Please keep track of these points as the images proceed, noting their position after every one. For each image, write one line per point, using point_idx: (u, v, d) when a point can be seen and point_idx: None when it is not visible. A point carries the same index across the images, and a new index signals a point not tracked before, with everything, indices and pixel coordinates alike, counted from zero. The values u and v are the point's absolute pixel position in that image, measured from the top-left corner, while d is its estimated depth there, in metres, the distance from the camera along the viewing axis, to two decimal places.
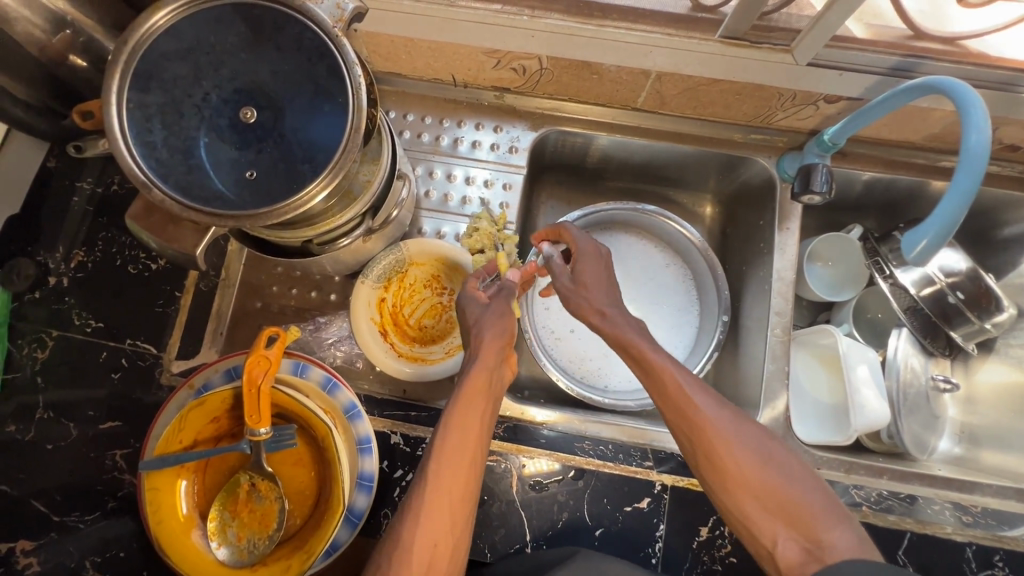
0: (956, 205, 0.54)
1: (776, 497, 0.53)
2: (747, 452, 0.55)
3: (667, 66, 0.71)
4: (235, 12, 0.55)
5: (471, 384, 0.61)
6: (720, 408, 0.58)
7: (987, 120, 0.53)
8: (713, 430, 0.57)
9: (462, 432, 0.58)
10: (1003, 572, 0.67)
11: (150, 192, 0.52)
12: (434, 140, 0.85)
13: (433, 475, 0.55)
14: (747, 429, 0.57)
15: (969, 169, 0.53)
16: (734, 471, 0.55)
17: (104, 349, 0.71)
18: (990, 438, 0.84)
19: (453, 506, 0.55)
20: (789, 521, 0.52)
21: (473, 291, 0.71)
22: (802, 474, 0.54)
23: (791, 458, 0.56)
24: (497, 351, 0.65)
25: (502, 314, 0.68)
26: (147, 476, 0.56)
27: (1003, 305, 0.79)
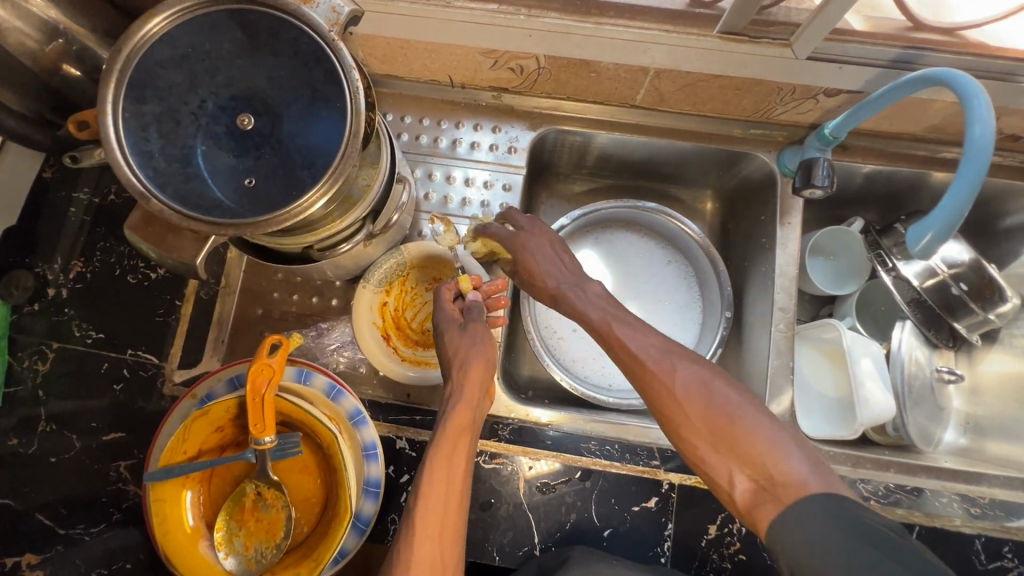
0: (961, 200, 0.54)
1: (723, 436, 0.51)
2: (692, 394, 0.54)
3: (665, 63, 0.71)
4: (230, 17, 0.55)
5: (453, 425, 0.60)
6: (660, 352, 0.57)
7: (991, 111, 0.53)
8: (655, 376, 0.56)
9: (446, 475, 0.57)
10: (1013, 563, 0.66)
11: (148, 202, 0.51)
12: (432, 142, 0.84)
13: (417, 522, 0.55)
14: (693, 369, 0.55)
15: (974, 161, 0.53)
16: (681, 416, 0.53)
17: (104, 360, 0.71)
18: (995, 428, 0.84)
19: (441, 554, 0.54)
20: (740, 458, 0.50)
21: (447, 311, 0.70)
22: (750, 406, 0.52)
23: (737, 392, 0.53)
24: (480, 386, 0.64)
25: (480, 341, 0.66)
26: (153, 488, 0.56)
27: (1007, 295, 0.79)
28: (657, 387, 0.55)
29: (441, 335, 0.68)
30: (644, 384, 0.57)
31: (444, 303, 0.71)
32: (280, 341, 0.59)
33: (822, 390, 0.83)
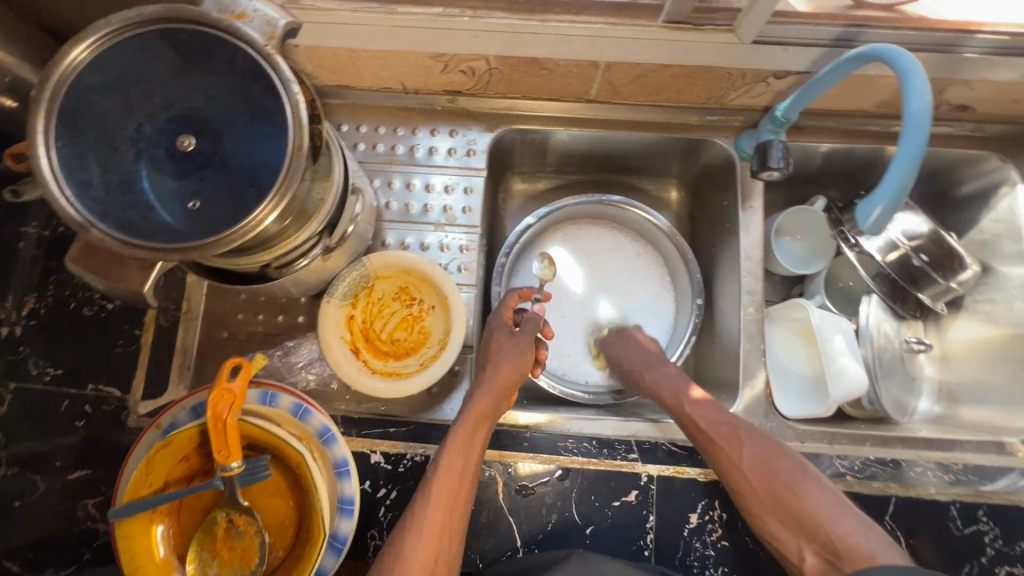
0: (905, 171, 0.55)
1: (791, 510, 0.60)
2: (759, 474, 0.62)
3: (614, 56, 0.71)
4: (160, 37, 0.53)
5: (476, 413, 0.66)
6: (733, 426, 0.66)
7: (924, 83, 0.54)
8: (724, 447, 0.65)
9: (464, 455, 0.63)
10: (989, 526, 0.67)
11: (88, 232, 0.50)
12: (389, 149, 0.83)
13: (434, 490, 0.60)
14: (763, 446, 0.65)
15: (914, 136, 0.54)
16: (750, 493, 0.62)
17: (65, 397, 0.69)
18: (967, 394, 0.85)
19: (451, 523, 0.60)
20: (808, 529, 0.59)
21: (502, 317, 0.77)
22: (814, 486, 0.61)
23: (801, 470, 0.62)
24: (507, 386, 0.69)
25: (523, 349, 0.73)
26: (119, 525, 0.54)
27: (967, 263, 0.81)
28: (727, 457, 0.64)
29: (490, 338, 0.75)
30: (713, 451, 0.65)
31: (503, 310, 0.78)
32: (240, 363, 0.58)
33: (799, 369, 0.83)
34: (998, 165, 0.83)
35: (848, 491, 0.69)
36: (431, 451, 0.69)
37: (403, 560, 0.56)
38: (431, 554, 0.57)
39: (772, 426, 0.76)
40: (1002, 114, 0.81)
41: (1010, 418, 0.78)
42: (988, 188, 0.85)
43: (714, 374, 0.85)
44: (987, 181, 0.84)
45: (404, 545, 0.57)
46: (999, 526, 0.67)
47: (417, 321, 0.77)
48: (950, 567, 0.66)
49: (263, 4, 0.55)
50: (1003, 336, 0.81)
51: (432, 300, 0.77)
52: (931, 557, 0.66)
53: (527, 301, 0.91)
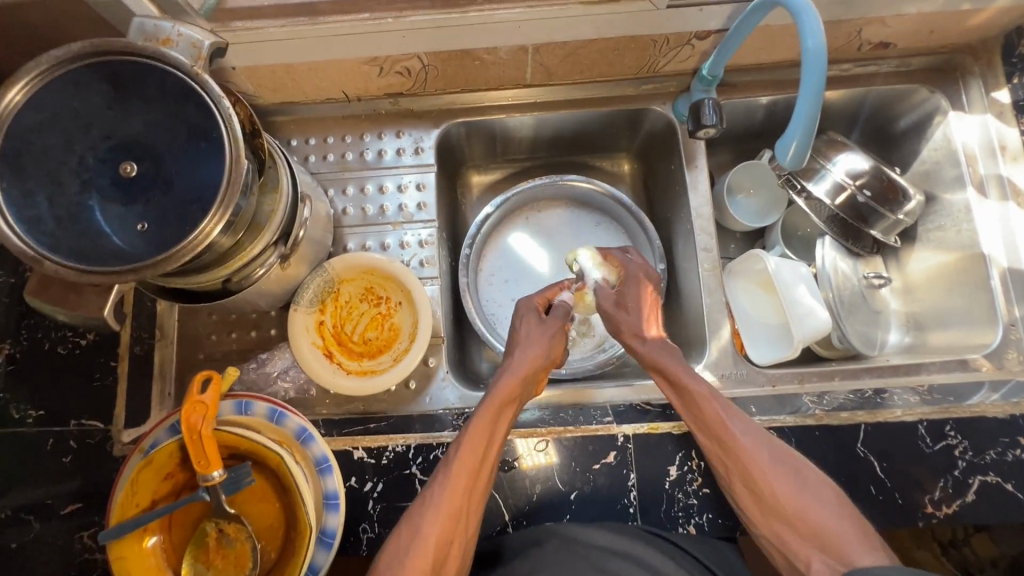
0: (810, 104, 0.60)
1: (808, 523, 0.58)
2: (778, 477, 0.60)
3: (540, 38, 0.73)
4: (92, 71, 0.55)
5: (501, 397, 0.66)
6: (755, 434, 0.63)
7: (818, 21, 0.58)
8: (748, 456, 0.62)
9: (486, 438, 0.63)
10: (958, 440, 0.69)
11: (42, 265, 0.52)
12: (340, 158, 0.85)
13: (453, 473, 0.61)
14: (775, 451, 0.62)
15: (812, 72, 0.59)
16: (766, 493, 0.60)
17: (50, 436, 0.69)
18: (932, 320, 0.86)
19: (467, 504, 0.61)
20: (817, 540, 0.57)
21: (534, 300, 0.77)
22: (829, 498, 0.59)
23: (823, 485, 0.60)
24: (535, 370, 0.70)
25: (553, 335, 0.73)
26: (111, 547, 0.56)
27: (910, 194, 0.82)
28: (747, 466, 0.61)
29: (519, 323, 0.75)
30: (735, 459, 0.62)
31: (534, 296, 0.78)
32: (210, 376, 0.61)
33: (765, 319, 0.84)
34: (928, 96, 0.85)
35: (819, 426, 0.70)
36: (411, 440, 0.70)
37: (415, 541, 0.57)
38: (444, 536, 0.58)
39: (742, 373, 0.78)
40: (923, 46, 0.83)
41: (974, 335, 0.80)
42: (922, 119, 0.87)
43: (683, 334, 0.87)
44: (921, 113, 0.87)
45: (418, 527, 0.58)
46: (968, 438, 0.69)
47: (385, 318, 0.79)
48: (923, 483, 0.68)
49: (186, 27, 0.57)
50: (961, 258, 0.82)
51: (398, 296, 0.79)
52: (904, 476, 0.68)
53: (496, 294, 0.92)
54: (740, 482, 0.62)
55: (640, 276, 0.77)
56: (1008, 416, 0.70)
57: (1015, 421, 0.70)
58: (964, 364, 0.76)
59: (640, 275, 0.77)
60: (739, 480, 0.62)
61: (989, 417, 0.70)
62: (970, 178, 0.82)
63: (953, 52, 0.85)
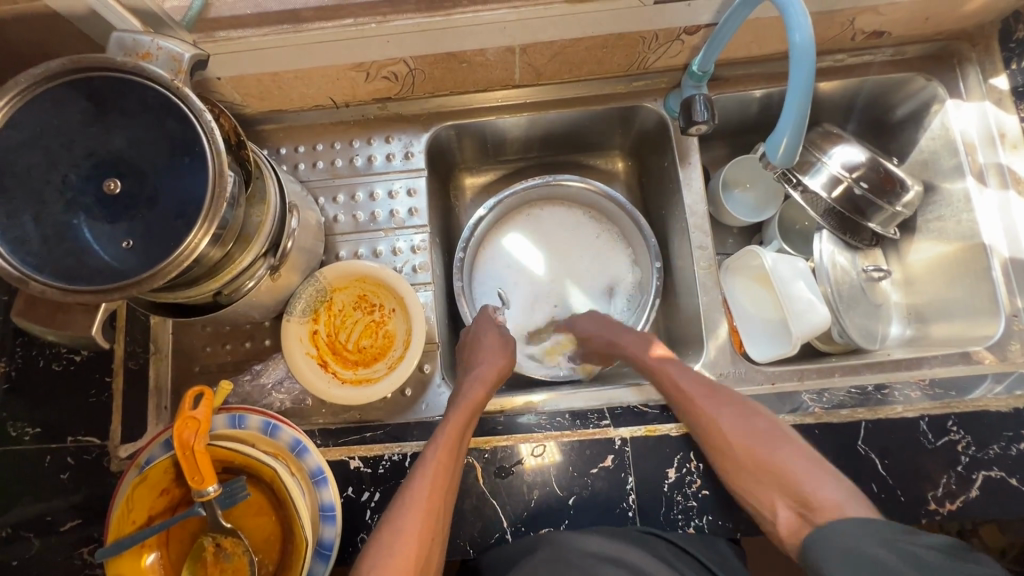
0: (799, 101, 0.59)
1: (783, 482, 0.61)
2: (747, 440, 0.64)
3: (526, 38, 0.72)
4: (73, 88, 0.54)
5: (472, 402, 0.69)
6: (728, 408, 0.67)
7: (805, 14, 0.57)
8: (721, 426, 0.65)
9: (458, 441, 0.65)
10: (960, 435, 0.68)
11: (29, 286, 0.51)
12: (330, 165, 0.85)
13: (431, 469, 0.62)
14: (738, 415, 0.66)
15: (801, 65, 0.58)
16: (742, 459, 0.63)
17: (46, 453, 0.69)
18: (934, 312, 0.85)
19: (444, 502, 0.62)
20: (794, 496, 0.60)
21: (492, 311, 0.83)
22: (801, 457, 0.62)
23: (793, 442, 0.64)
24: (497, 379, 0.74)
25: (504, 348, 0.78)
26: (109, 564, 0.55)
27: (908, 184, 0.80)
28: (723, 439, 0.65)
29: (481, 330, 0.80)
30: (708, 433, 0.66)
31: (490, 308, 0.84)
32: (202, 391, 0.60)
33: (762, 315, 0.83)
34: (925, 84, 0.84)
35: (819, 424, 0.70)
36: (407, 449, 0.70)
37: (398, 541, 0.58)
38: (426, 534, 0.59)
39: (741, 371, 0.77)
40: (919, 34, 0.82)
41: (976, 326, 0.78)
42: (919, 108, 0.86)
43: (680, 333, 0.86)
44: (918, 102, 0.86)
45: (401, 524, 0.59)
46: (971, 433, 0.68)
47: (380, 326, 0.79)
48: (926, 479, 0.67)
49: (166, 41, 0.56)
50: (962, 249, 0.81)
51: (391, 303, 0.79)
52: (907, 473, 0.67)
53: (485, 288, 0.92)
54: (719, 455, 0.65)
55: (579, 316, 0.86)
56: (1012, 409, 0.69)
57: (1018, 414, 0.68)
58: (966, 357, 0.75)
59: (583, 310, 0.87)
60: (716, 452, 0.65)
61: (992, 410, 0.69)
62: (970, 167, 0.81)
63: (949, 39, 0.83)
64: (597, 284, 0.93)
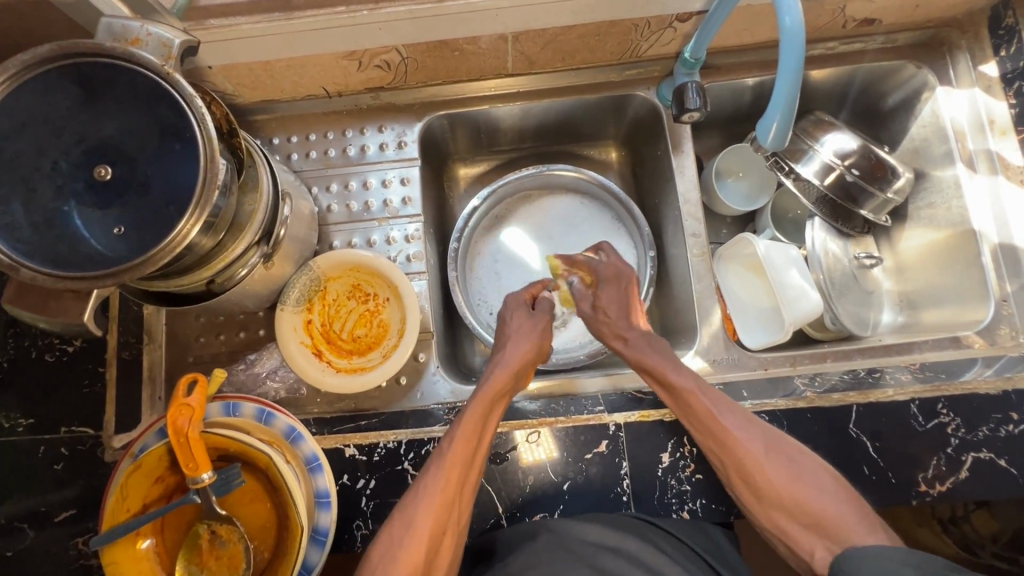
0: (789, 86, 0.59)
1: (810, 513, 0.60)
2: (779, 471, 0.61)
3: (519, 25, 0.72)
4: (61, 74, 0.54)
5: (493, 389, 0.67)
6: (754, 432, 0.64)
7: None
8: (747, 454, 0.62)
9: (478, 430, 0.64)
10: (950, 418, 0.69)
11: (19, 273, 0.51)
12: (323, 155, 0.85)
13: (447, 462, 0.61)
14: (767, 441, 0.63)
15: (791, 49, 0.58)
16: (769, 489, 0.61)
17: (40, 444, 0.68)
18: (924, 299, 0.85)
19: (458, 496, 0.61)
20: (829, 536, 0.59)
21: (521, 296, 0.81)
22: (829, 485, 0.60)
23: (822, 473, 0.61)
24: (524, 366, 0.72)
25: (541, 330, 0.77)
26: (104, 552, 0.56)
27: (898, 171, 0.81)
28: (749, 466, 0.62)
29: (509, 317, 0.78)
30: (731, 456, 0.63)
31: (521, 292, 0.82)
32: (196, 379, 0.61)
33: (756, 302, 0.83)
34: (915, 72, 0.84)
35: (811, 408, 0.70)
36: (402, 436, 0.70)
37: (410, 534, 0.58)
38: (436, 529, 0.59)
39: (734, 358, 0.78)
40: (909, 22, 0.82)
41: (966, 312, 0.79)
42: (911, 96, 0.86)
43: (674, 321, 0.87)
44: (909, 90, 0.86)
45: (413, 517, 0.59)
46: (961, 416, 0.69)
47: (374, 316, 0.79)
48: (916, 462, 0.68)
49: (156, 27, 0.56)
50: (952, 235, 0.82)
51: (386, 292, 0.79)
52: (898, 455, 0.68)
53: (479, 276, 0.92)
54: (741, 481, 0.63)
55: (614, 279, 0.81)
56: (1001, 392, 0.69)
57: (1008, 396, 0.69)
58: (956, 342, 0.75)
59: (614, 277, 0.81)
60: (737, 476, 0.63)
61: (981, 393, 0.69)
62: (960, 154, 0.82)
63: (939, 26, 0.84)
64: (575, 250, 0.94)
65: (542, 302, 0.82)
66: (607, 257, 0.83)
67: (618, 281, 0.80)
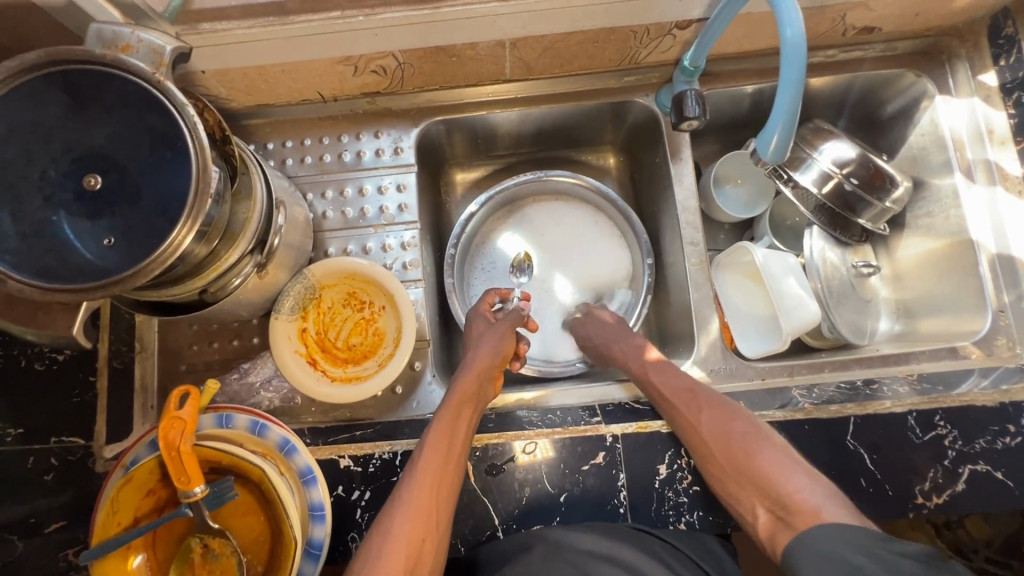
0: (790, 98, 0.59)
1: (753, 476, 0.61)
2: (723, 436, 0.64)
3: (517, 31, 0.72)
4: (50, 80, 0.53)
5: (459, 396, 0.69)
6: (706, 400, 0.67)
7: (797, 9, 0.56)
8: (697, 418, 0.66)
9: (449, 434, 0.65)
10: (947, 430, 0.68)
11: (6, 285, 0.50)
12: (318, 160, 0.83)
13: (420, 471, 0.62)
14: (717, 411, 0.66)
15: (792, 61, 0.57)
16: (721, 456, 0.63)
17: (30, 454, 0.65)
18: (922, 307, 0.85)
19: (438, 504, 0.61)
20: (782, 507, 0.58)
21: (480, 308, 0.82)
22: (773, 449, 0.62)
23: (771, 440, 0.63)
24: (488, 369, 0.74)
25: (501, 336, 0.78)
26: (95, 566, 0.55)
27: (897, 180, 0.80)
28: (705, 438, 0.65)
29: (470, 329, 0.80)
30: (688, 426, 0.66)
31: (478, 304, 0.82)
32: (188, 391, 0.60)
33: (754, 311, 0.83)
34: (914, 80, 0.84)
35: (808, 419, 0.70)
36: (398, 447, 0.69)
37: (387, 542, 0.57)
38: (415, 536, 0.58)
39: (732, 367, 0.77)
40: (908, 30, 0.82)
41: (964, 321, 0.79)
42: (910, 104, 0.86)
43: (672, 329, 0.86)
44: (908, 98, 0.86)
45: (389, 527, 0.58)
46: (958, 428, 0.69)
47: (369, 324, 0.78)
48: (913, 475, 0.67)
49: (147, 33, 0.55)
50: (949, 245, 0.81)
51: (381, 300, 0.78)
52: (894, 467, 0.68)
53: (475, 282, 0.92)
54: (697, 450, 0.65)
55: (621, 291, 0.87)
56: (998, 404, 0.69)
57: (1005, 409, 0.69)
58: (953, 353, 0.75)
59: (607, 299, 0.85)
60: (695, 446, 0.65)
61: (979, 405, 0.69)
62: (958, 163, 0.81)
63: (939, 35, 0.83)
64: (597, 276, 0.92)
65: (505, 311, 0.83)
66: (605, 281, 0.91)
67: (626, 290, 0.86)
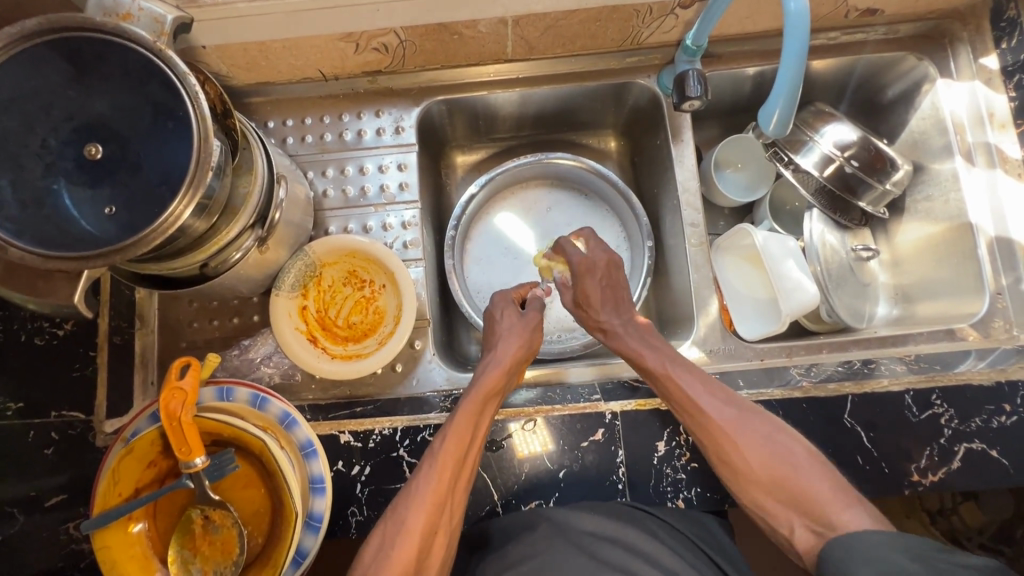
0: (793, 68, 0.59)
1: (791, 492, 0.61)
2: (760, 454, 0.62)
3: (518, 8, 0.72)
4: (51, 47, 0.53)
5: (486, 389, 0.67)
6: (727, 411, 0.65)
7: None
8: (731, 435, 0.63)
9: (470, 430, 0.64)
10: (943, 409, 0.69)
11: (5, 252, 0.49)
12: (319, 139, 0.83)
13: (438, 465, 0.61)
14: (764, 427, 0.64)
15: (796, 32, 0.57)
16: (755, 473, 0.62)
17: (30, 429, 0.65)
18: (920, 291, 0.85)
19: (450, 495, 0.61)
20: (820, 524, 0.58)
21: (511, 295, 0.81)
22: (821, 472, 0.61)
23: (804, 452, 0.62)
24: (516, 363, 0.71)
25: (532, 328, 0.76)
26: (96, 536, 0.55)
27: (899, 164, 0.80)
28: (728, 449, 0.63)
29: (498, 315, 0.77)
30: (717, 442, 0.64)
31: (510, 291, 0.82)
32: (189, 362, 0.60)
33: (753, 293, 0.83)
34: (916, 63, 0.84)
35: (806, 397, 0.71)
36: (398, 423, 0.70)
37: (402, 534, 0.58)
38: (429, 528, 0.59)
39: (730, 348, 0.78)
40: (911, 13, 0.82)
41: (962, 305, 0.79)
42: (911, 88, 0.86)
43: (671, 311, 0.87)
44: (909, 82, 0.86)
45: (405, 520, 0.59)
46: (954, 407, 0.69)
47: (370, 302, 0.78)
48: (909, 452, 0.68)
49: (147, 2, 0.55)
50: (949, 229, 0.82)
51: (382, 279, 0.78)
52: (890, 445, 0.68)
53: (475, 264, 0.92)
54: (722, 464, 0.64)
55: (589, 270, 0.78)
56: (994, 384, 0.70)
57: (1001, 388, 0.70)
58: (950, 334, 0.76)
59: (588, 268, 0.77)
60: (723, 462, 0.64)
61: (975, 384, 0.70)
62: (959, 147, 0.81)
63: (941, 18, 0.83)
64: None
65: (533, 300, 0.81)
66: (586, 245, 0.80)
67: (593, 266, 0.78)
